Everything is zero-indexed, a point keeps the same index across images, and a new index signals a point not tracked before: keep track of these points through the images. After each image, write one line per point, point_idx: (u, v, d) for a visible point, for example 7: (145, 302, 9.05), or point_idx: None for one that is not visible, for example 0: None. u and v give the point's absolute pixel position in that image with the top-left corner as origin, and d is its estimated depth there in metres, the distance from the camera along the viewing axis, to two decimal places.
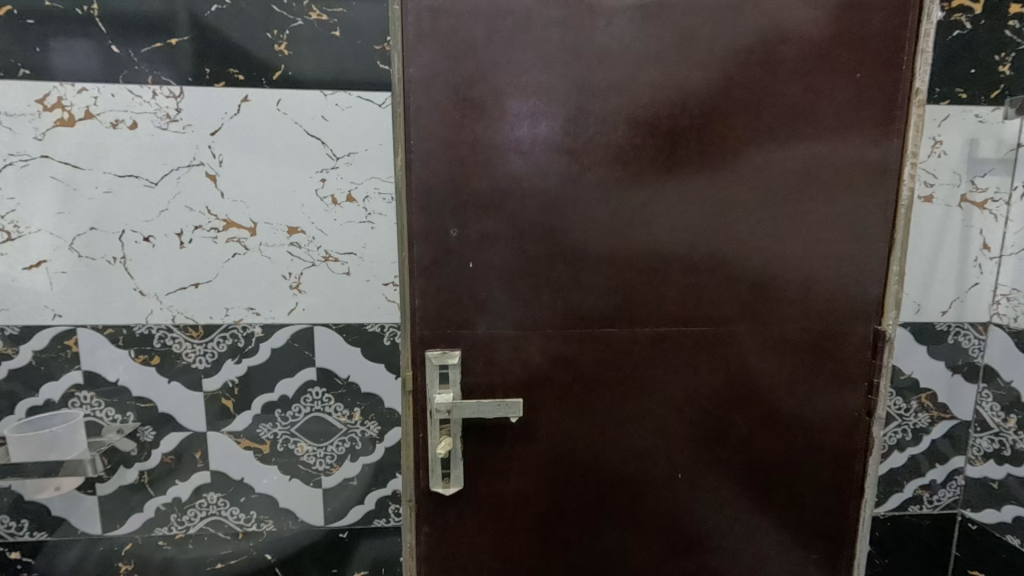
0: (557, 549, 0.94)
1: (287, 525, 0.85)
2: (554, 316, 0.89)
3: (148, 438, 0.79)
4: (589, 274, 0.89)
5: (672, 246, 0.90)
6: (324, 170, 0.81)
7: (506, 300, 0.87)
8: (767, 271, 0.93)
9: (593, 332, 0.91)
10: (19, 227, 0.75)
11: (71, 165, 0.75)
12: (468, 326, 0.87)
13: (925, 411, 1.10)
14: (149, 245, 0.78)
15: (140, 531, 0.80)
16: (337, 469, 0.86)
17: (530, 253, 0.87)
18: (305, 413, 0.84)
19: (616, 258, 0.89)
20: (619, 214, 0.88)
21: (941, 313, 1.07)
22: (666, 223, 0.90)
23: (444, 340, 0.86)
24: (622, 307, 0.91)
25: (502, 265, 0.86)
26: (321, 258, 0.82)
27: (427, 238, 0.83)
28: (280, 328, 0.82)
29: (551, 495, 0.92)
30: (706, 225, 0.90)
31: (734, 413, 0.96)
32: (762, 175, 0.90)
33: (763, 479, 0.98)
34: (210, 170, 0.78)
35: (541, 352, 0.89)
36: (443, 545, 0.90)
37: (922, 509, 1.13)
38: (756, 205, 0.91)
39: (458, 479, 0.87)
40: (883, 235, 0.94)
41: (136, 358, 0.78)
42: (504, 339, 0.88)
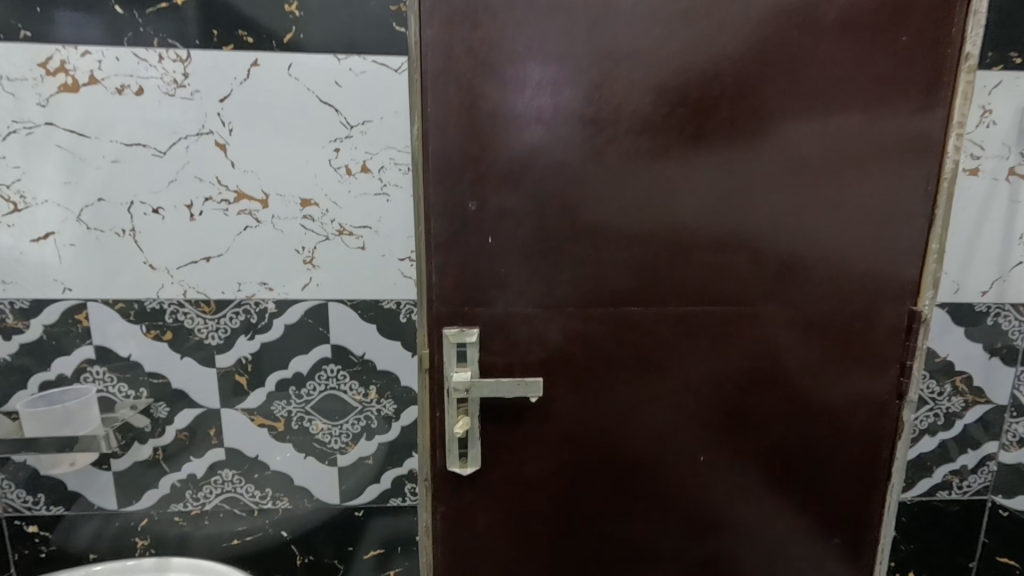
0: (575, 531, 0.92)
1: (303, 503, 0.84)
2: (575, 294, 0.86)
3: (162, 415, 0.78)
4: (613, 251, 0.85)
5: (700, 221, 0.86)
6: (337, 139, 0.77)
7: (526, 277, 0.84)
8: (800, 249, 0.88)
9: (614, 311, 0.87)
10: (25, 197, 0.73)
11: (76, 132, 0.73)
12: (485, 304, 0.84)
13: (959, 395, 1.05)
14: (158, 217, 0.75)
15: (156, 507, 0.79)
16: (352, 447, 0.84)
17: (551, 228, 0.83)
18: (320, 390, 0.82)
19: (640, 234, 0.85)
20: (646, 187, 0.84)
21: (981, 293, 1.01)
22: (696, 197, 0.85)
23: (461, 317, 0.83)
24: (647, 285, 0.87)
25: (522, 240, 0.83)
26: (335, 232, 0.79)
27: (445, 212, 0.80)
28: (293, 304, 0.80)
29: (569, 477, 0.90)
30: (738, 200, 0.86)
31: (760, 395, 0.93)
32: (798, 147, 0.84)
33: (787, 462, 0.95)
34: (220, 138, 0.75)
35: (561, 331, 0.86)
36: (459, 524, 0.89)
37: (951, 494, 1.09)
38: (791, 179, 0.86)
39: (475, 458, 0.86)
40: (924, 211, 0.89)
41: (148, 333, 0.77)
42: (523, 317, 0.85)
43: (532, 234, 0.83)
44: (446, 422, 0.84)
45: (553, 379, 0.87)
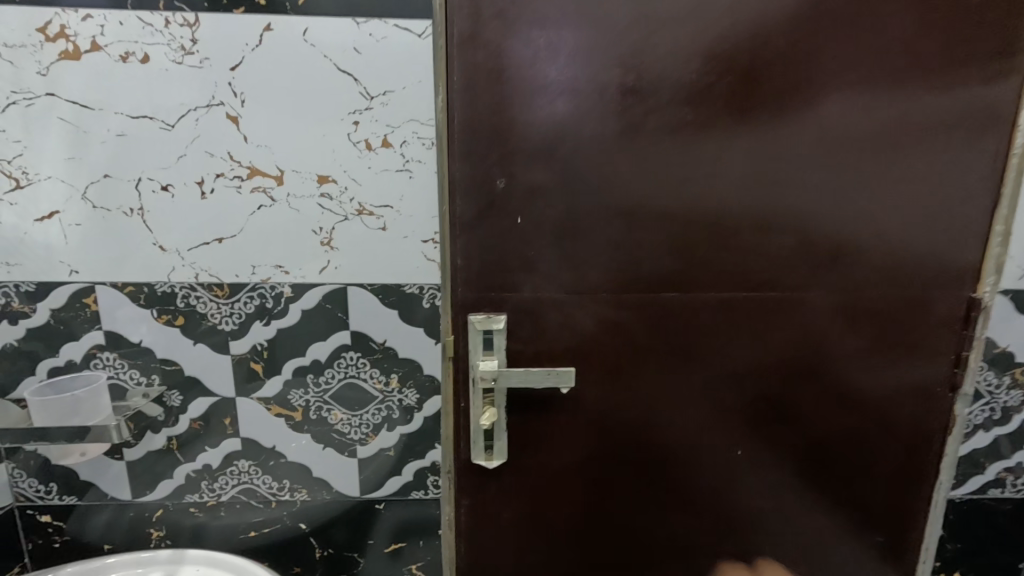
0: (603, 526, 0.88)
1: (321, 495, 0.81)
2: (608, 278, 0.80)
3: (175, 403, 0.75)
4: (650, 233, 0.79)
5: (747, 201, 0.79)
6: (356, 110, 0.71)
7: (556, 260, 0.78)
8: (855, 232, 0.81)
9: (649, 298, 0.81)
10: (27, 173, 0.69)
11: (79, 104, 0.68)
12: (512, 289, 0.78)
13: (1018, 388, 0.97)
14: (167, 195, 0.71)
15: (170, 498, 0.77)
16: (373, 438, 0.81)
17: (584, 208, 0.77)
18: (339, 378, 0.78)
19: (681, 214, 0.79)
20: (688, 164, 0.77)
21: None
22: (742, 175, 0.78)
23: (488, 303, 0.78)
24: (686, 269, 0.81)
25: (552, 221, 0.77)
26: (354, 212, 0.74)
27: (471, 190, 0.74)
28: (310, 288, 0.75)
29: (599, 471, 0.86)
30: (789, 178, 0.78)
31: (804, 388, 0.86)
32: (856, 120, 0.77)
33: (830, 458, 0.90)
34: (231, 110, 0.70)
35: (592, 318, 0.81)
36: (483, 518, 0.85)
37: (1003, 493, 1.03)
38: (848, 155, 0.78)
39: (501, 450, 0.82)
40: (993, 191, 0.81)
41: (159, 318, 0.73)
42: (553, 302, 0.79)
43: (563, 214, 0.77)
44: (471, 414, 0.80)
45: (583, 368, 0.82)
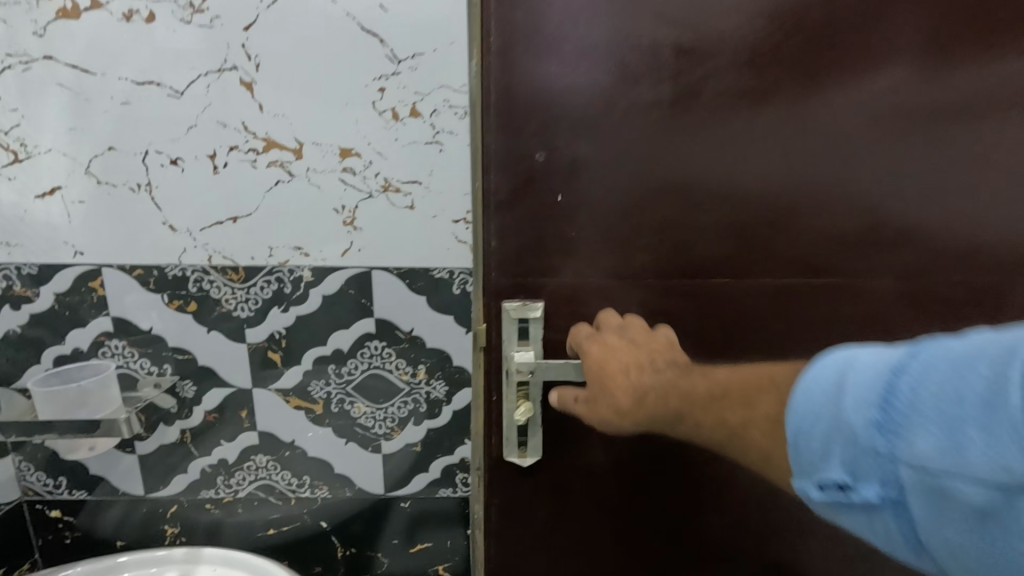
0: (644, 532, 0.81)
1: (343, 493, 0.76)
2: (656, 263, 0.72)
3: (188, 394, 0.70)
4: (705, 213, 0.71)
5: (814, 178, 0.70)
6: (382, 76, 0.64)
7: (599, 242, 0.71)
8: (937, 213, 0.72)
9: (701, 285, 0.74)
10: (26, 145, 0.63)
11: (80, 68, 0.61)
12: (551, 274, 0.71)
13: None
14: (177, 170, 0.65)
15: (185, 493, 0.72)
16: (399, 433, 0.75)
17: (631, 184, 0.69)
18: (362, 369, 0.72)
19: (740, 192, 0.70)
20: (749, 136, 0.68)
21: None
22: (810, 148, 0.69)
23: (524, 290, 0.71)
24: (743, 253, 0.73)
25: (596, 199, 0.69)
26: (379, 188, 0.67)
27: (507, 164, 0.67)
28: (333, 271, 0.68)
29: (640, 472, 0.79)
30: (864, 153, 0.70)
31: None
32: (943, 85, 0.67)
33: None
34: (244, 75, 0.63)
35: (637, 306, 0.73)
36: (513, 518, 0.80)
37: None
38: (932, 126, 0.69)
39: (535, 448, 0.76)
40: None
41: (170, 304, 0.67)
42: (594, 289, 0.72)
43: (608, 191, 0.69)
44: (504, 409, 0.73)
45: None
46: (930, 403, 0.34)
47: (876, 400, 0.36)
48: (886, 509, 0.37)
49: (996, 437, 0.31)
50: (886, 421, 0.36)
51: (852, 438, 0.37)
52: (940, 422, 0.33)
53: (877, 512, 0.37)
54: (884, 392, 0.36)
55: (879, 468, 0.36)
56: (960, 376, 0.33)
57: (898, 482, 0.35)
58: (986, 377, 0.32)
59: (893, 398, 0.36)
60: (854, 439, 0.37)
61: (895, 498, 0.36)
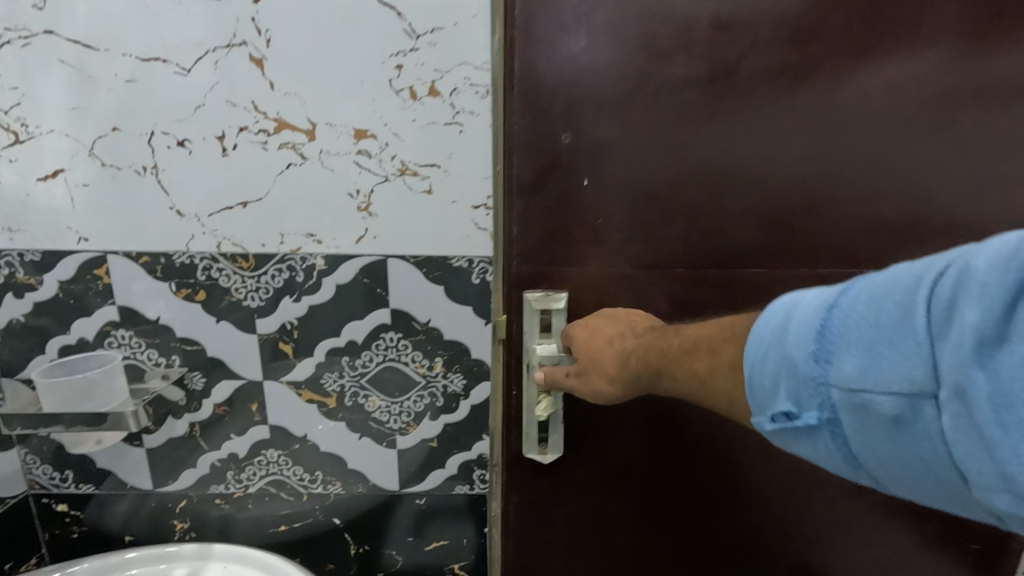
0: (668, 532, 0.78)
1: (357, 489, 0.73)
2: (686, 252, 0.68)
3: (197, 386, 0.68)
4: (742, 199, 0.66)
5: (860, 163, 0.65)
6: (400, 52, 0.59)
7: (626, 229, 0.67)
8: (991, 200, 0.66)
9: (737, 276, 0.69)
10: (27, 125, 0.60)
11: (81, 44, 0.58)
12: (575, 263, 0.68)
13: None
14: (184, 151, 0.61)
15: (194, 488, 0.70)
16: (414, 428, 0.72)
17: (662, 168, 0.65)
18: (377, 361, 0.69)
19: (779, 177, 0.66)
20: (790, 117, 0.64)
21: None
22: (855, 130, 0.64)
23: (547, 279, 0.68)
24: (780, 243, 0.68)
25: (624, 184, 0.65)
26: (395, 172, 0.63)
27: (530, 146, 0.63)
28: (347, 259, 0.65)
29: (665, 470, 0.75)
30: (915, 136, 0.65)
31: None
32: (1006, 61, 0.62)
33: None
34: (254, 51, 0.59)
35: (665, 298, 0.69)
36: (533, 516, 0.77)
37: None
38: (989, 106, 0.64)
39: (557, 444, 0.72)
40: None
41: (178, 293, 0.65)
42: (621, 280, 0.68)
43: (637, 175, 0.65)
44: (524, 404, 0.71)
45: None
46: (857, 330, 0.36)
47: (811, 333, 0.39)
48: (825, 433, 0.39)
49: (911, 354, 0.34)
50: (820, 351, 0.38)
51: (792, 369, 0.39)
52: (865, 346, 0.36)
53: (819, 436, 0.39)
54: (820, 326, 0.38)
55: (816, 394, 0.38)
56: (881, 303, 0.36)
57: (832, 405, 0.38)
58: (903, 303, 0.35)
59: (827, 330, 0.38)
60: (793, 370, 0.39)
61: (831, 422, 0.38)
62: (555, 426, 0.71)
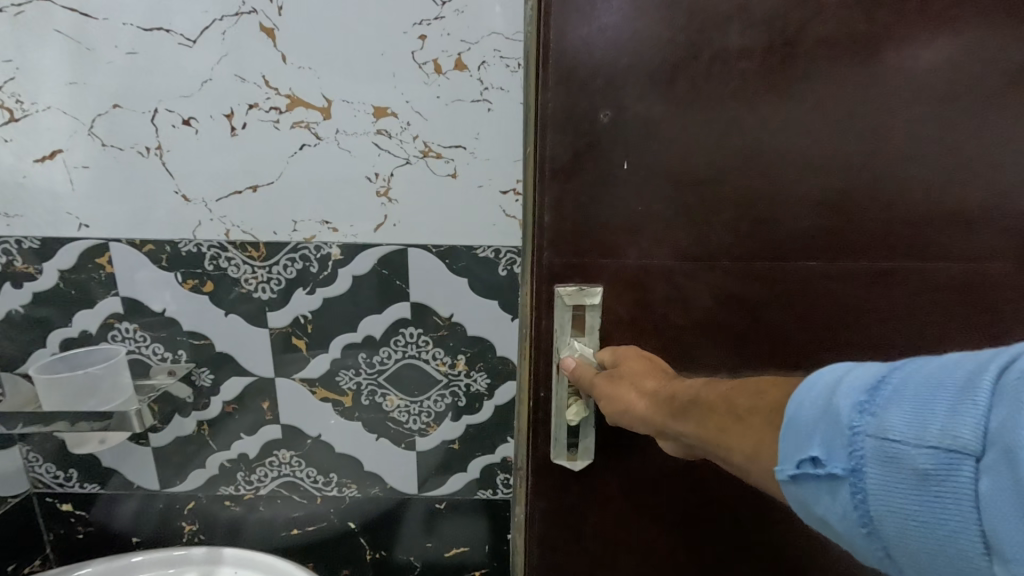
0: (709, 549, 0.71)
1: (372, 492, 0.69)
2: (736, 244, 0.61)
3: (205, 383, 0.64)
4: (800, 186, 0.59)
5: (936, 145, 0.58)
6: (424, 21, 0.54)
7: (670, 219, 0.60)
8: None
9: (791, 270, 0.62)
10: (22, 102, 0.55)
11: (78, 12, 0.53)
12: (613, 253, 0.61)
13: None
14: (190, 131, 0.56)
15: (203, 489, 0.67)
16: (434, 429, 0.67)
17: (713, 150, 0.58)
18: (396, 359, 0.64)
19: (843, 162, 0.59)
20: (857, 93, 0.57)
21: None
22: (933, 109, 0.57)
23: (580, 271, 0.61)
24: (842, 235, 0.61)
25: (669, 168, 0.59)
26: (418, 153, 0.57)
27: (566, 125, 0.57)
28: (364, 249, 0.60)
29: (703, 480, 0.69)
30: (1005, 115, 0.57)
31: None
32: None
33: None
34: (265, 20, 0.53)
35: (709, 294, 0.63)
36: (558, 529, 0.69)
37: None
38: None
39: (587, 452, 0.66)
40: None
41: (185, 284, 0.60)
42: (661, 273, 0.62)
43: (685, 159, 0.58)
44: (553, 408, 0.64)
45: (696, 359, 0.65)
46: (914, 384, 0.30)
47: (863, 383, 0.32)
48: (846, 492, 0.32)
49: (966, 411, 0.27)
50: (866, 401, 0.32)
51: (827, 414, 0.33)
52: (918, 400, 0.30)
53: (837, 494, 0.32)
54: (874, 379, 0.32)
55: (846, 444, 0.32)
56: (951, 366, 0.30)
57: (861, 458, 0.31)
58: (976, 366, 0.29)
59: (882, 383, 0.32)
60: (828, 415, 0.33)
61: (855, 478, 0.31)
62: (586, 431, 0.65)
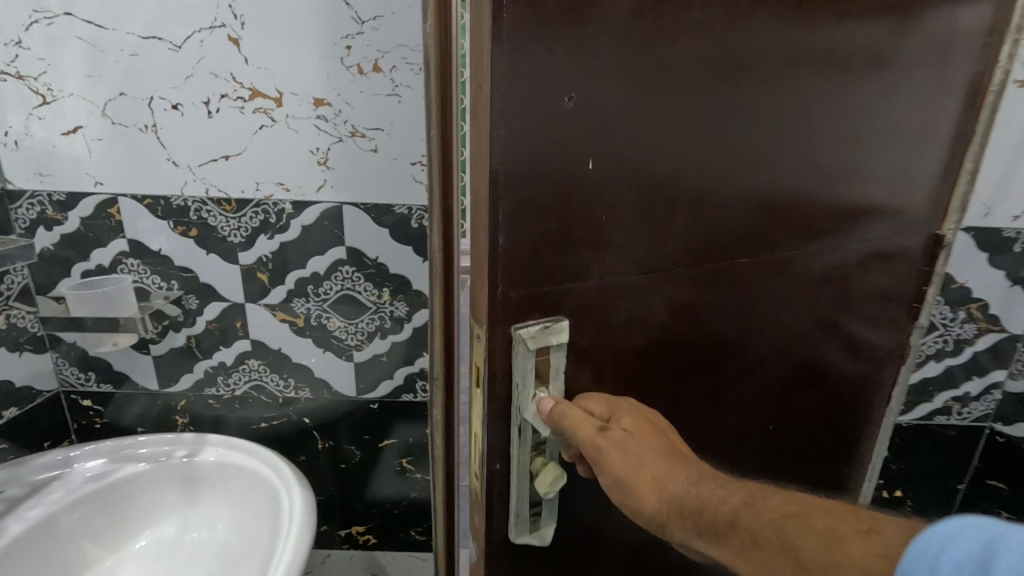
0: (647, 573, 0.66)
1: (322, 394, 0.90)
2: (688, 250, 0.54)
3: (192, 306, 0.84)
4: (750, 181, 0.53)
5: (849, 132, 0.57)
6: (349, 35, 0.73)
7: (631, 224, 0.49)
8: (896, 183, 0.64)
9: (730, 266, 0.57)
10: (52, 90, 0.74)
11: (94, 24, 0.71)
12: (576, 279, 0.49)
13: (971, 322, 0.83)
14: (177, 113, 0.75)
15: (192, 389, 0.89)
16: (367, 344, 0.87)
17: (677, 144, 0.48)
18: (337, 290, 0.84)
19: (787, 153, 0.54)
20: (805, 73, 0.51)
21: (1015, 218, 0.77)
22: (830, 119, 0.55)
23: (540, 307, 0.49)
24: (777, 227, 0.58)
25: (633, 169, 0.47)
26: (347, 133, 0.77)
27: (531, 132, 0.42)
28: (310, 204, 0.80)
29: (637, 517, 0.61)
30: (891, 104, 0.58)
31: (833, 361, 0.70)
32: (944, 42, 0.58)
33: (836, 425, 0.75)
34: (232, 33, 0.72)
35: (667, 306, 0.55)
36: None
37: (949, 420, 0.89)
38: (921, 86, 0.59)
39: (550, 515, 0.56)
40: (967, 126, 0.66)
41: (176, 229, 0.80)
42: (622, 289, 0.52)
43: (649, 156, 0.47)
44: (514, 474, 0.53)
45: (648, 376, 0.57)
46: None
47: None
48: None
49: None
50: None
51: None
52: None
53: None
54: None
55: None
56: None
57: None
58: None
59: None
60: None
61: None
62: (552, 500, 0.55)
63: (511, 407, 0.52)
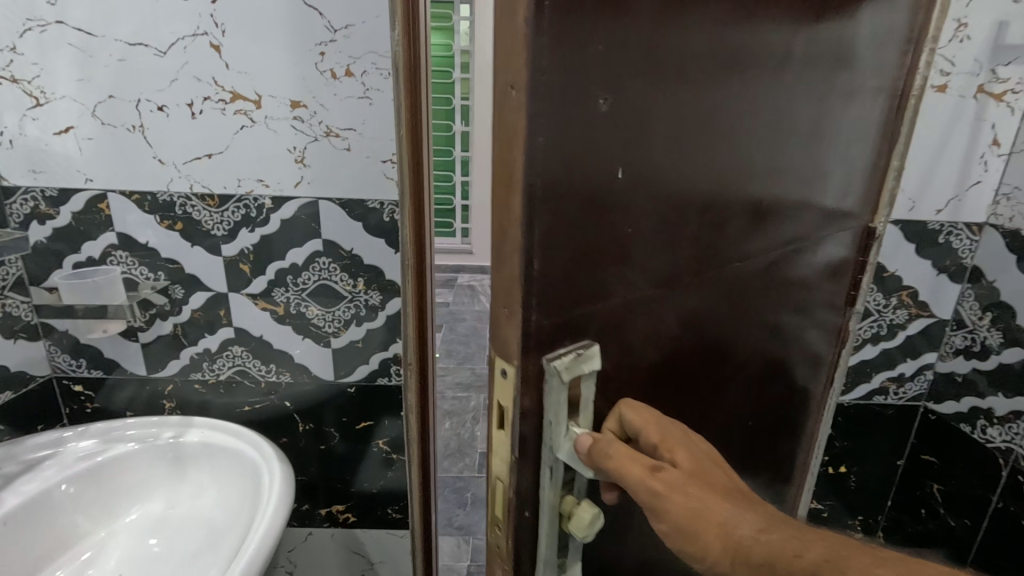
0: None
1: (302, 379, 0.95)
2: (693, 258, 0.55)
3: (178, 295, 0.88)
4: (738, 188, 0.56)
5: (809, 143, 0.61)
6: (322, 42, 0.77)
7: (654, 232, 0.50)
8: (836, 185, 0.70)
9: (727, 270, 0.59)
10: (45, 92, 0.77)
11: (85, 31, 0.75)
12: (602, 296, 0.48)
13: (903, 308, 0.94)
14: (163, 115, 0.79)
15: (179, 374, 0.93)
16: (344, 331, 0.92)
17: (682, 156, 0.49)
18: (314, 279, 0.89)
19: (767, 162, 0.57)
20: (777, 88, 0.55)
21: (935, 212, 0.89)
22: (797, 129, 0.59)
23: (569, 331, 0.47)
24: (758, 233, 0.61)
25: (651, 181, 0.48)
26: (322, 133, 0.81)
27: (564, 142, 0.41)
28: (289, 200, 0.84)
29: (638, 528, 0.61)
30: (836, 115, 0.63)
31: (791, 351, 0.75)
32: (874, 58, 0.64)
33: (791, 409, 0.81)
34: (213, 39, 0.76)
35: (676, 316, 0.56)
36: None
37: (886, 400, 1.01)
38: (857, 98, 0.65)
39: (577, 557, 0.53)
40: (894, 129, 0.73)
41: (162, 223, 0.84)
42: (641, 302, 0.52)
43: (661, 167, 0.48)
44: (545, 517, 0.51)
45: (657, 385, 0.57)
46: None
47: None
48: None
49: None
50: None
51: None
52: None
53: None
54: None
55: None
56: None
57: None
58: None
59: None
60: None
61: None
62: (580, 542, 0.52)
63: (542, 443, 0.49)
